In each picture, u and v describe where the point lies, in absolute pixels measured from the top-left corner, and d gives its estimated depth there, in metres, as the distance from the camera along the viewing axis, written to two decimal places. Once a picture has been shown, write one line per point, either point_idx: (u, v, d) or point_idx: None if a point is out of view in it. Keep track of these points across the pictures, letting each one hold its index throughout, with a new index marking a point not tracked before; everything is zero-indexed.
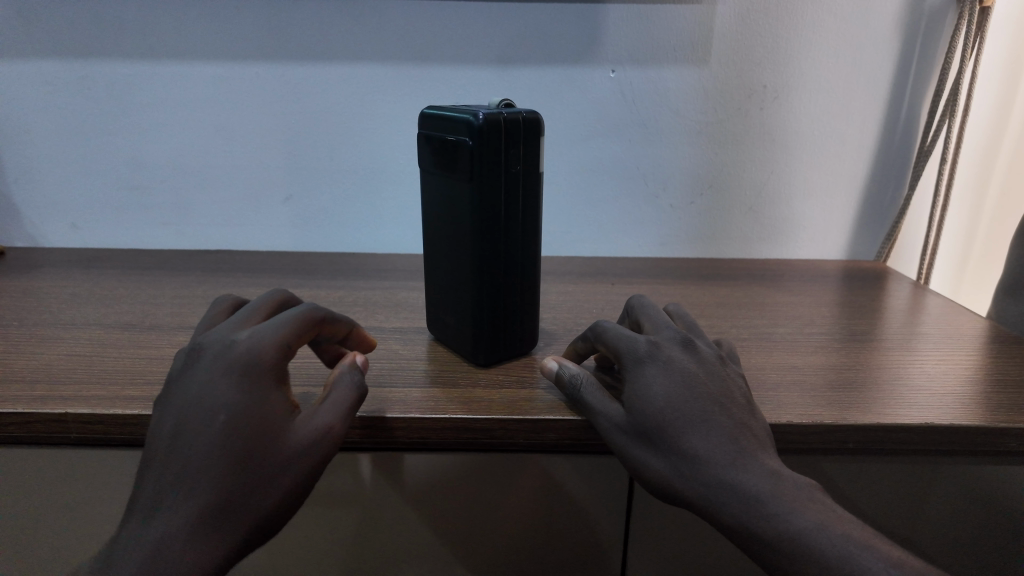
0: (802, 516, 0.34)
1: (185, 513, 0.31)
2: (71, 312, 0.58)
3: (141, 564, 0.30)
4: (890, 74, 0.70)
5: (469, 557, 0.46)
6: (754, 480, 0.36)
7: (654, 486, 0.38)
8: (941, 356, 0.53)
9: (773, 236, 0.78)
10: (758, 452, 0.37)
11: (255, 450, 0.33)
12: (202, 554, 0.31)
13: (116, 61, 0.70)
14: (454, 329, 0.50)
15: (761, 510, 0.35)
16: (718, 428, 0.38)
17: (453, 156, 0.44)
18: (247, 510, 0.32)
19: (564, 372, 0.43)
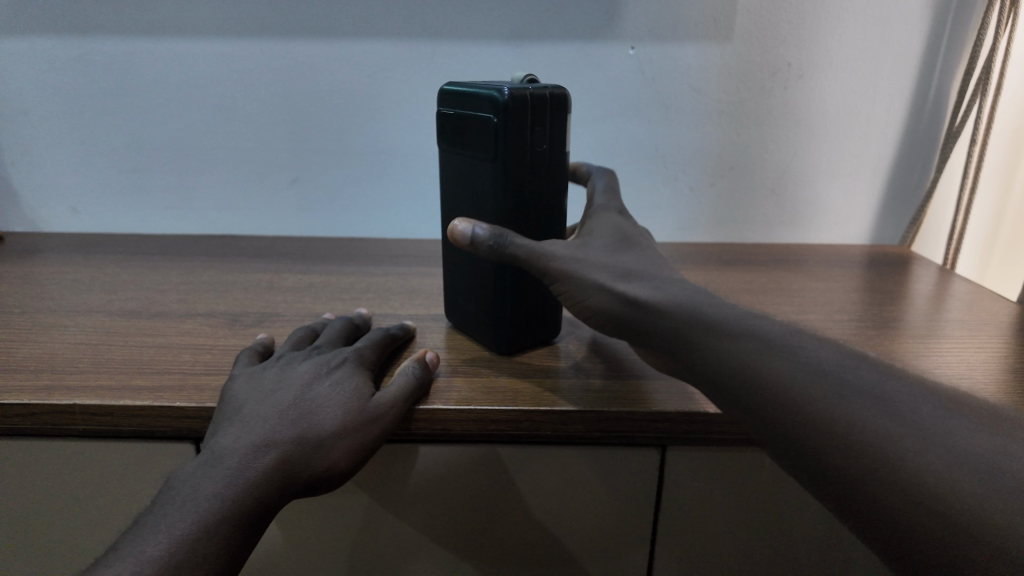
0: (879, 413, 0.27)
1: (278, 430, 0.36)
2: (74, 298, 0.56)
3: (236, 468, 0.34)
4: (920, 51, 0.67)
5: (490, 550, 0.45)
6: (811, 377, 0.29)
7: (602, 316, 0.38)
8: (977, 343, 0.51)
9: (793, 219, 0.76)
10: (811, 346, 0.31)
11: (343, 398, 0.38)
12: (279, 475, 0.34)
13: (114, 38, 0.67)
14: (474, 316, 0.48)
15: (828, 416, 0.28)
16: (752, 332, 0.32)
17: (476, 134, 0.41)
18: (325, 444, 0.35)
19: (482, 235, 0.41)
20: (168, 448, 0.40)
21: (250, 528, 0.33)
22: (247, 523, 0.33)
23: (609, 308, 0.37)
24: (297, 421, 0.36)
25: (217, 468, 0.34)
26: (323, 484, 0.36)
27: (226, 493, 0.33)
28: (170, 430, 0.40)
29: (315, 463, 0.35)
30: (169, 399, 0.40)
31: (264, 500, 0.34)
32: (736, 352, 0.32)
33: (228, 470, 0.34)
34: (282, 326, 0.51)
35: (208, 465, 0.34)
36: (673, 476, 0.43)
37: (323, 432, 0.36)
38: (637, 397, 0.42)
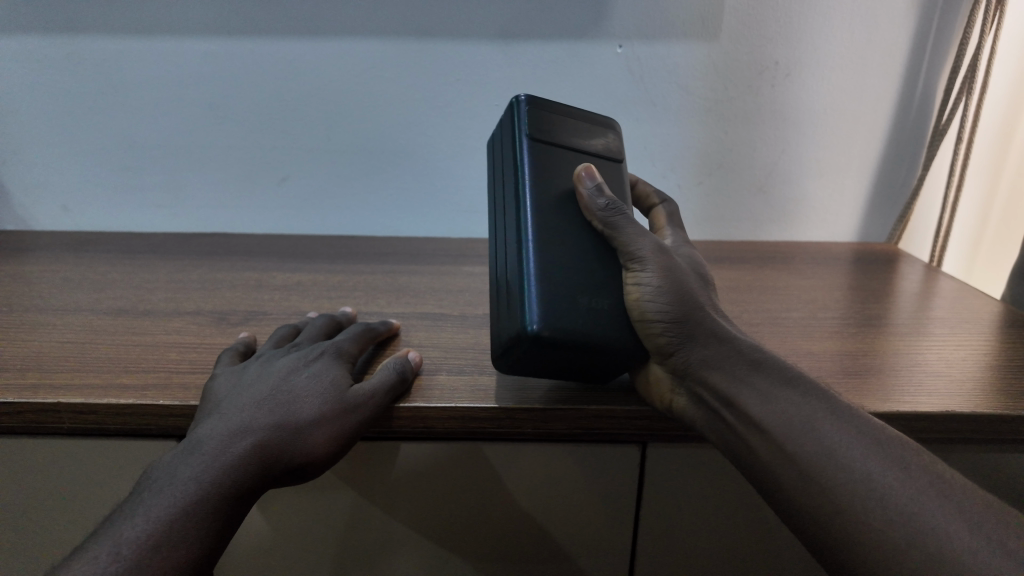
0: (899, 487, 0.31)
1: (258, 418, 0.36)
2: (63, 297, 0.57)
3: (213, 453, 0.34)
4: (906, 49, 0.67)
5: (473, 544, 0.45)
6: (852, 445, 0.32)
7: (674, 317, 0.37)
8: (957, 341, 0.51)
9: (781, 217, 0.77)
10: (864, 420, 0.34)
11: (326, 388, 0.38)
12: (256, 461, 0.34)
13: (101, 38, 0.67)
14: (590, 305, 0.38)
15: (807, 471, 0.32)
16: (815, 393, 0.35)
17: (594, 139, 0.46)
18: (303, 430, 0.36)
19: (604, 196, 0.40)
20: (153, 444, 0.41)
21: (231, 514, 0.33)
22: (227, 507, 0.33)
23: (682, 312, 0.37)
24: (274, 411, 0.36)
25: (194, 455, 0.34)
26: (303, 470, 0.36)
27: (206, 476, 0.33)
28: (155, 428, 0.41)
29: (293, 450, 0.35)
30: (154, 397, 0.41)
31: (244, 484, 0.34)
32: (789, 408, 0.34)
33: (205, 456, 0.34)
34: (268, 324, 0.52)
35: (186, 452, 0.35)
36: (654, 473, 0.43)
37: (302, 419, 0.36)
38: (618, 395, 0.42)
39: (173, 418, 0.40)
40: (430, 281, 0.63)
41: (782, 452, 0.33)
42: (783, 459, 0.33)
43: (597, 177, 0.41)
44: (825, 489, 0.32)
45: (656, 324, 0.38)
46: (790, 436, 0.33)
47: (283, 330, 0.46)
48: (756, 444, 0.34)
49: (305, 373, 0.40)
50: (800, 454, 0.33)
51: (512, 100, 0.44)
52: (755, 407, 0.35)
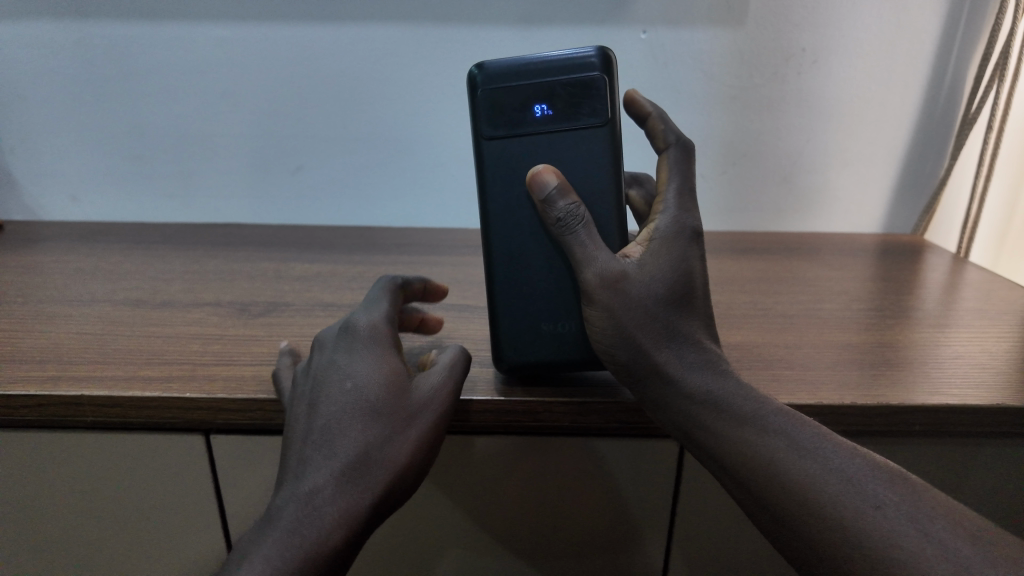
0: (875, 532, 0.29)
1: (326, 466, 0.32)
2: (78, 287, 0.55)
3: (297, 521, 0.31)
4: (935, 35, 0.66)
5: (502, 544, 0.44)
6: (821, 484, 0.31)
7: (622, 361, 0.36)
8: (995, 333, 0.50)
9: (805, 208, 0.75)
10: (833, 455, 0.32)
11: (391, 418, 0.34)
12: (343, 513, 0.31)
13: (112, 23, 0.65)
14: (555, 335, 0.41)
15: (779, 518, 0.31)
16: (774, 429, 0.33)
17: (566, 104, 0.39)
18: (381, 460, 0.33)
19: (562, 204, 0.37)
20: (177, 439, 0.40)
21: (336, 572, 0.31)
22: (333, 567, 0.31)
23: (626, 347, 0.36)
24: (335, 451, 0.33)
25: (274, 527, 0.31)
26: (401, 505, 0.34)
27: (292, 551, 0.30)
28: (180, 421, 0.40)
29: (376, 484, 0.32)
30: (178, 390, 0.40)
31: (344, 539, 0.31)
32: (749, 448, 0.33)
33: (286, 525, 0.31)
34: (292, 315, 0.51)
35: (262, 524, 0.32)
36: (692, 468, 0.42)
37: (373, 451, 0.33)
38: None
39: (198, 411, 0.39)
40: (451, 272, 0.62)
41: (750, 496, 0.33)
42: (753, 505, 0.33)
43: (555, 181, 0.37)
44: (798, 534, 0.31)
45: (610, 358, 0.37)
46: (756, 481, 0.32)
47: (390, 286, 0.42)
48: (729, 484, 0.34)
49: (353, 397, 0.34)
50: (770, 500, 0.32)
51: (469, 73, 0.40)
52: (716, 450, 0.34)
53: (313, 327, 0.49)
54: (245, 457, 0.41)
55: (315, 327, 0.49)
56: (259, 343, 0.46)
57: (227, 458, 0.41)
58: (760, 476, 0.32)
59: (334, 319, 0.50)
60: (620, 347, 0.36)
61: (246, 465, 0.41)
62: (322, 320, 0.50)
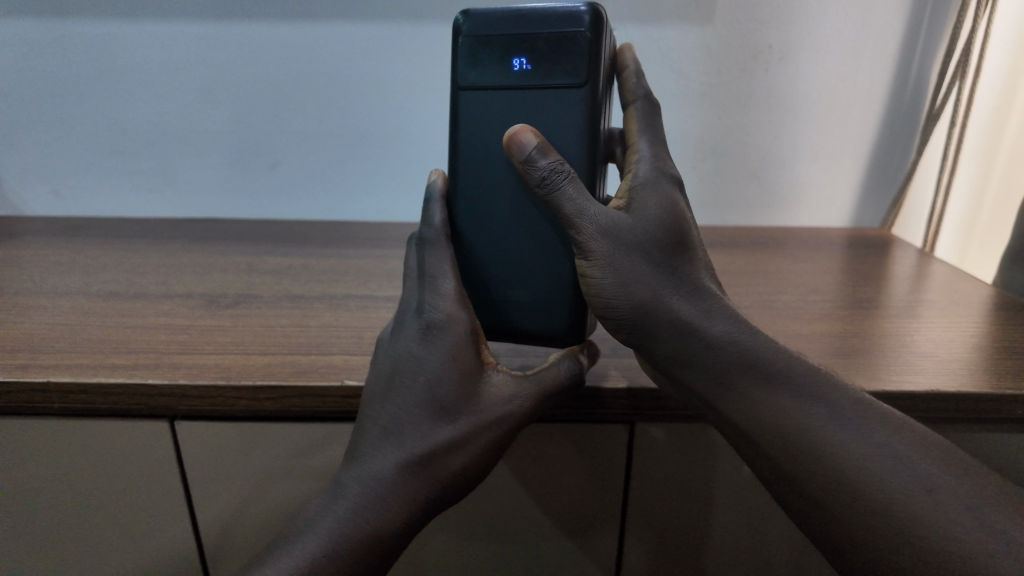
0: (919, 508, 0.29)
1: (396, 453, 0.36)
2: (54, 280, 0.57)
3: (359, 501, 0.35)
4: (900, 33, 0.67)
5: (461, 529, 0.46)
6: (865, 461, 0.31)
7: (623, 315, 0.37)
8: (947, 323, 0.51)
9: (775, 203, 0.77)
10: (878, 429, 0.32)
11: (468, 426, 0.37)
12: (402, 501, 0.35)
13: (91, 21, 0.67)
14: (524, 298, 0.42)
15: (815, 495, 0.32)
16: (810, 395, 0.33)
17: (546, 60, 0.39)
18: (444, 458, 0.36)
19: (544, 162, 0.37)
20: (141, 425, 0.41)
21: (390, 549, 0.35)
22: (389, 548, 0.35)
23: (637, 306, 0.36)
24: (404, 441, 0.36)
25: (337, 502, 0.35)
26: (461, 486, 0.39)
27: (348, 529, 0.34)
28: (144, 407, 0.41)
29: (435, 478, 0.36)
30: (142, 377, 0.41)
31: (401, 524, 0.35)
32: (779, 418, 0.33)
33: (349, 503, 0.35)
34: (259, 307, 0.52)
35: (332, 495, 0.36)
36: (642, 451, 0.43)
37: (440, 449, 0.36)
38: (606, 376, 0.43)
39: (161, 398, 0.41)
40: None
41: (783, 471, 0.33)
42: (778, 475, 0.33)
43: (534, 142, 0.38)
44: (832, 507, 0.31)
45: (609, 317, 0.37)
46: (790, 455, 0.33)
47: (440, 217, 0.42)
48: (754, 455, 0.35)
49: (438, 387, 0.37)
50: (797, 473, 0.32)
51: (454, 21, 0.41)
52: (739, 412, 0.34)
53: (279, 318, 0.50)
54: (206, 443, 0.42)
55: (280, 318, 0.50)
56: (224, 333, 0.47)
57: (191, 444, 0.42)
58: (795, 450, 0.33)
59: (300, 311, 0.51)
60: (636, 308, 0.36)
61: (208, 450, 0.42)
62: (288, 311, 0.51)
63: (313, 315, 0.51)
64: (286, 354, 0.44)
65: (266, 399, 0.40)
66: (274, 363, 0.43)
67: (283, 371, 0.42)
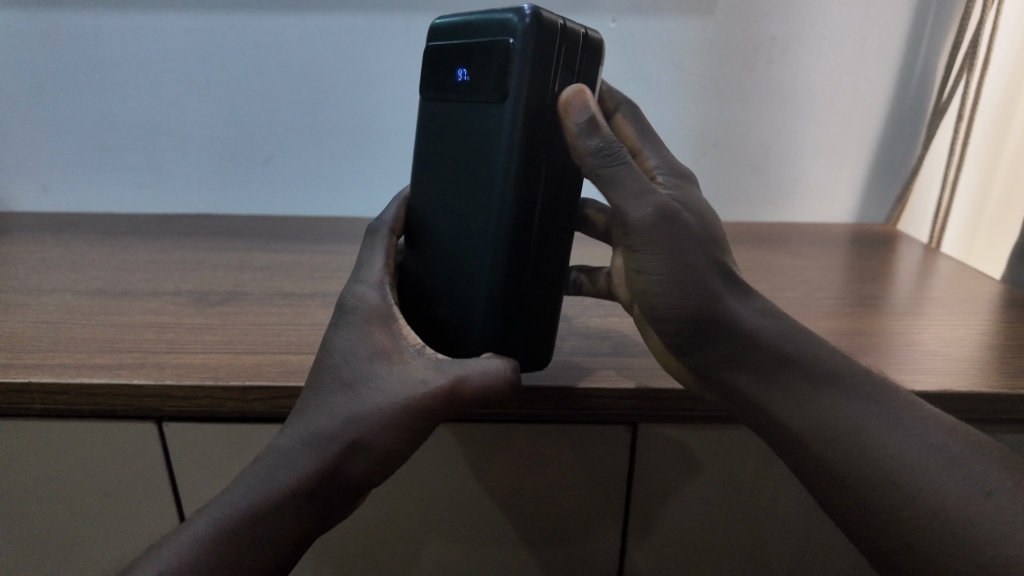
0: (977, 510, 0.28)
1: (296, 431, 0.34)
2: (40, 277, 0.55)
3: (257, 476, 0.34)
4: (905, 25, 0.66)
5: (458, 533, 0.44)
6: (917, 461, 0.30)
7: (681, 312, 0.35)
8: (955, 321, 0.50)
9: (777, 198, 0.76)
10: (929, 427, 0.30)
11: (362, 407, 0.34)
12: (291, 479, 0.33)
13: (78, 12, 0.65)
14: (458, 328, 0.38)
15: (864, 497, 0.30)
16: (864, 393, 0.32)
17: (477, 72, 0.34)
18: (339, 439, 0.34)
19: (599, 137, 0.33)
20: (127, 427, 0.40)
21: (276, 530, 0.33)
22: (271, 527, 0.33)
23: (699, 300, 0.35)
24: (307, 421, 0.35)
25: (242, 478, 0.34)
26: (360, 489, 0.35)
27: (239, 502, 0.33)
28: (129, 409, 0.40)
29: (327, 459, 0.33)
30: (127, 377, 0.40)
31: (290, 504, 0.33)
32: (832, 416, 0.32)
33: (251, 478, 0.34)
34: (250, 304, 0.50)
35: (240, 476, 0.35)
36: (643, 453, 0.42)
37: (335, 429, 0.34)
38: (607, 376, 0.41)
39: (146, 399, 0.39)
40: None
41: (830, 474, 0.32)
42: (827, 475, 0.32)
43: (592, 109, 0.33)
44: (885, 511, 0.30)
45: (663, 316, 0.36)
46: (837, 454, 0.31)
47: (393, 212, 0.44)
48: (800, 458, 0.33)
49: (344, 367, 0.36)
50: (847, 472, 0.31)
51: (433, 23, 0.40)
52: (791, 411, 0.33)
53: (271, 316, 0.49)
54: (195, 446, 0.40)
55: (272, 316, 0.48)
56: (213, 331, 0.46)
57: (179, 447, 0.41)
58: (843, 450, 0.31)
59: (292, 309, 0.50)
60: (698, 302, 0.35)
61: (197, 453, 0.41)
62: (280, 309, 0.50)
63: (305, 313, 0.49)
64: (276, 354, 0.43)
65: (255, 401, 0.39)
66: (264, 363, 0.42)
67: (273, 371, 0.40)
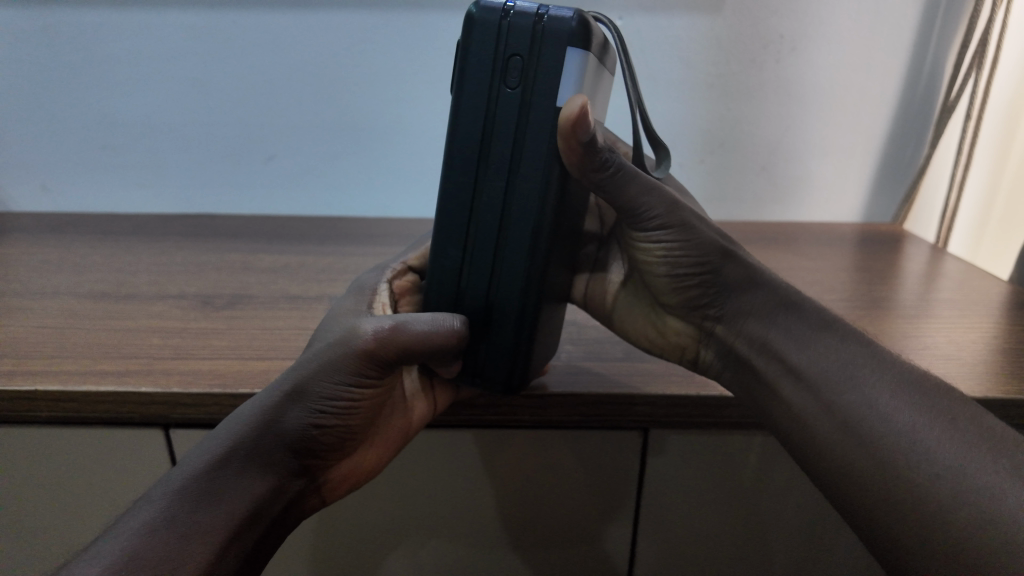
0: (943, 442, 0.30)
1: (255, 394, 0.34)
2: (42, 280, 0.55)
3: (212, 439, 0.32)
4: (915, 22, 0.65)
5: (467, 539, 0.44)
6: (889, 399, 0.32)
7: (702, 269, 0.38)
8: (966, 324, 0.50)
9: (784, 197, 0.75)
10: (907, 370, 0.33)
11: (310, 358, 0.34)
12: (245, 433, 0.32)
13: (77, 9, 0.64)
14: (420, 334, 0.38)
15: (845, 425, 0.32)
16: (852, 336, 0.35)
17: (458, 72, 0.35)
18: (291, 390, 0.33)
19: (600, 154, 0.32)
20: (134, 435, 0.40)
21: (226, 489, 0.31)
22: (221, 486, 0.31)
23: (714, 262, 0.37)
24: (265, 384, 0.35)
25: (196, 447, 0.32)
26: (304, 449, 0.34)
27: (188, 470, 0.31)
28: (136, 417, 0.39)
29: (281, 408, 0.33)
30: (133, 384, 0.39)
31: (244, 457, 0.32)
32: (829, 352, 0.35)
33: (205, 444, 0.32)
34: (255, 308, 0.50)
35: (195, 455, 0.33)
36: (655, 460, 0.42)
37: (287, 382, 0.33)
38: (619, 383, 0.41)
39: (153, 407, 0.39)
40: None
41: (820, 404, 0.34)
42: (819, 411, 0.33)
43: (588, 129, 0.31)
44: (858, 441, 0.32)
45: (682, 279, 0.38)
46: (827, 386, 0.34)
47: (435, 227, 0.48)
48: (789, 394, 0.35)
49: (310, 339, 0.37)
50: (839, 404, 0.33)
51: None
52: (797, 349, 0.36)
53: (277, 320, 0.48)
54: None
55: (278, 321, 0.48)
56: (220, 336, 0.45)
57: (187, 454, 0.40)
58: (833, 386, 0.34)
59: (298, 312, 0.50)
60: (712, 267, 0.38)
61: None
62: (286, 313, 0.49)
63: (311, 316, 0.49)
64: (284, 360, 0.42)
65: None
66: (272, 369, 0.41)
67: None
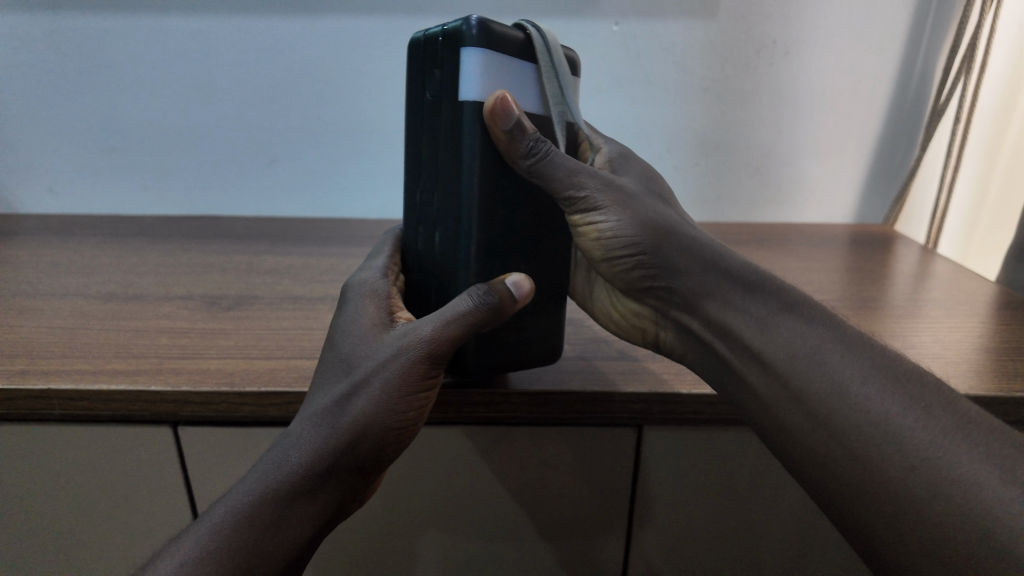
0: (917, 428, 0.30)
1: (314, 410, 0.34)
2: (51, 281, 0.56)
3: (277, 462, 0.33)
4: (905, 27, 0.66)
5: (467, 532, 0.45)
6: (861, 385, 0.32)
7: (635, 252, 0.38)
8: (952, 323, 0.51)
9: (778, 198, 0.76)
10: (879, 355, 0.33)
11: (374, 374, 0.34)
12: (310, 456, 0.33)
13: (84, 15, 0.65)
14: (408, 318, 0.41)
15: (818, 414, 0.32)
16: (819, 321, 0.35)
17: None
18: (362, 411, 0.33)
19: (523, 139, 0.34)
20: (144, 432, 0.41)
21: (291, 510, 0.32)
22: (287, 508, 0.32)
23: (648, 244, 0.38)
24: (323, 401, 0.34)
25: (257, 471, 0.33)
26: (373, 463, 0.34)
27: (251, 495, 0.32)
28: (147, 414, 0.40)
29: (352, 428, 0.33)
30: (144, 383, 0.40)
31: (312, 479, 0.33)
32: (796, 339, 0.35)
33: (268, 465, 0.33)
34: (260, 309, 0.51)
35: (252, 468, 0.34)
36: (649, 456, 0.43)
37: (357, 404, 0.33)
38: (614, 381, 0.42)
39: (164, 405, 0.40)
40: None
41: (791, 393, 0.34)
42: (789, 404, 0.34)
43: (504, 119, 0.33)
44: (832, 432, 0.32)
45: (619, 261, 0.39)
46: (798, 375, 0.33)
47: None
48: (756, 380, 0.36)
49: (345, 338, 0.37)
50: (806, 391, 0.33)
51: None
52: (757, 334, 0.36)
53: (282, 321, 0.49)
54: (211, 449, 0.41)
55: (283, 321, 0.49)
56: (227, 336, 0.47)
57: (196, 450, 0.41)
58: (802, 378, 0.33)
59: (302, 313, 0.51)
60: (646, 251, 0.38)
61: (213, 455, 0.42)
62: (290, 314, 0.51)
63: (315, 317, 0.50)
64: (289, 359, 0.44)
65: (271, 406, 0.40)
66: (277, 368, 0.42)
67: (288, 376, 0.41)
